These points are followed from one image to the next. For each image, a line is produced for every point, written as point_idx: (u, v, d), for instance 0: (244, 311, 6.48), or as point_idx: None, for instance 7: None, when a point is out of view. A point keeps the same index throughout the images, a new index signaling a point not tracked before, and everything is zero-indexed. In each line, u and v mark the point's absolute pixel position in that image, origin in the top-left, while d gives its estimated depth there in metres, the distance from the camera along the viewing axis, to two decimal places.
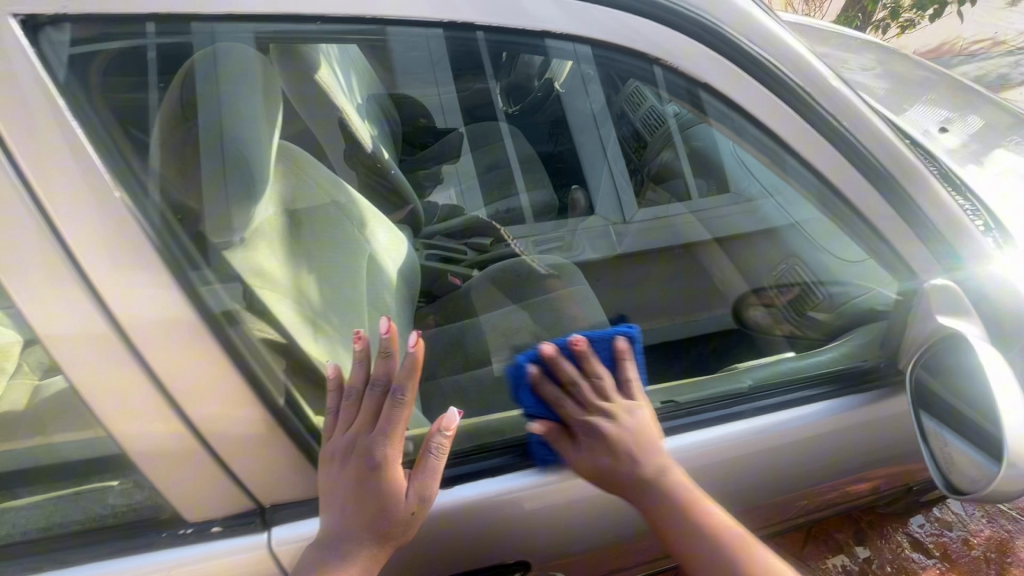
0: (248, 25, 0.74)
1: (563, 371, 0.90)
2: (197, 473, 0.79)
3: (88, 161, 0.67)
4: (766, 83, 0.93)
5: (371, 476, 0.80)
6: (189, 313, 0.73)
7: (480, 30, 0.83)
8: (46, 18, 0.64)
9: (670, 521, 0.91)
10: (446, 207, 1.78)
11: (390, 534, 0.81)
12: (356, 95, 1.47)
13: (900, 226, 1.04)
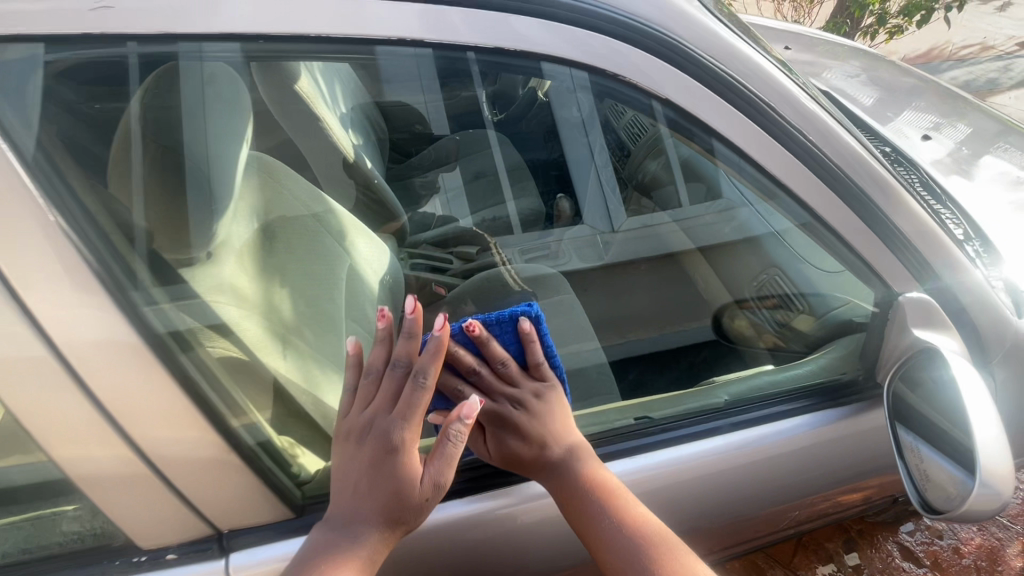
0: (191, 43, 0.72)
1: (462, 358, 0.90)
2: (149, 500, 0.77)
3: (22, 186, 0.65)
4: (729, 98, 0.92)
5: (388, 460, 0.83)
6: (132, 339, 0.71)
7: (472, 50, 0.82)
8: None
9: (586, 506, 0.95)
10: (439, 217, 1.73)
11: (404, 518, 0.85)
12: (340, 105, 1.52)
13: (874, 242, 1.00)
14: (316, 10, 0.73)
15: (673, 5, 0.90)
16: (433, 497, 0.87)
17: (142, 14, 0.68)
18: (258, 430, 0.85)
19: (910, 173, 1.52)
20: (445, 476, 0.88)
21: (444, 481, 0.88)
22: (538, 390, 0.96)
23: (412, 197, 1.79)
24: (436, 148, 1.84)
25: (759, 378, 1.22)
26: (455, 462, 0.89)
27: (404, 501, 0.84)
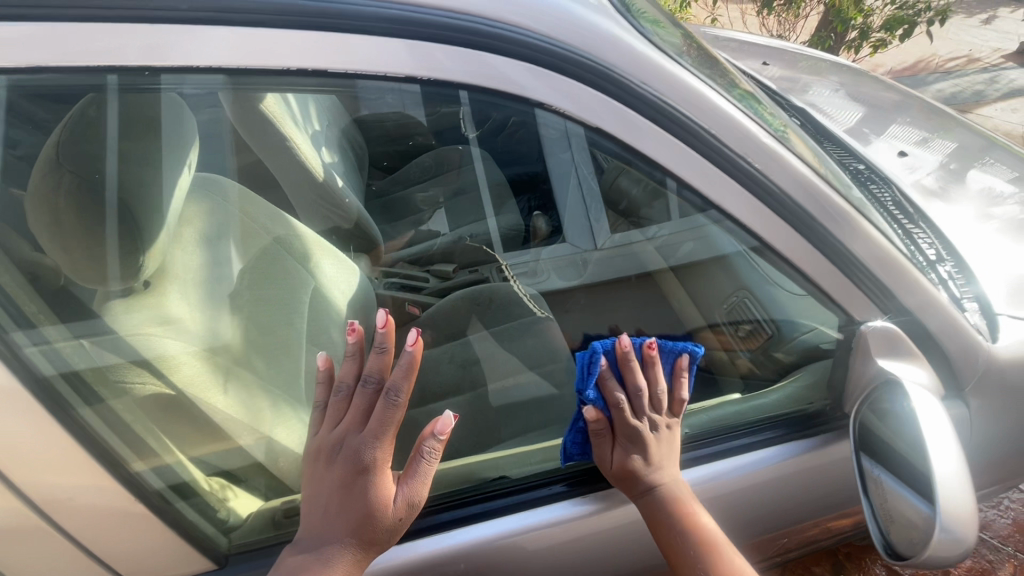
0: (101, 78, 0.68)
1: (631, 369, 0.95)
2: (55, 549, 0.75)
3: None
4: (668, 127, 0.87)
5: (366, 480, 0.80)
6: (20, 389, 0.66)
7: (464, 88, 0.79)
8: None
9: (669, 528, 0.97)
10: (420, 232, 1.62)
11: (375, 543, 0.81)
12: (312, 123, 1.31)
13: (828, 270, 0.97)
14: (222, 39, 0.68)
15: (612, 34, 0.85)
16: (408, 517, 0.84)
17: (19, 45, 0.63)
18: (173, 476, 0.81)
19: (883, 190, 1.49)
20: (422, 495, 0.85)
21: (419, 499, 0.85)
22: (671, 420, 1.01)
23: (409, 210, 1.66)
24: (437, 157, 1.62)
25: (724, 408, 1.17)
26: (427, 481, 0.85)
27: (376, 524, 0.81)
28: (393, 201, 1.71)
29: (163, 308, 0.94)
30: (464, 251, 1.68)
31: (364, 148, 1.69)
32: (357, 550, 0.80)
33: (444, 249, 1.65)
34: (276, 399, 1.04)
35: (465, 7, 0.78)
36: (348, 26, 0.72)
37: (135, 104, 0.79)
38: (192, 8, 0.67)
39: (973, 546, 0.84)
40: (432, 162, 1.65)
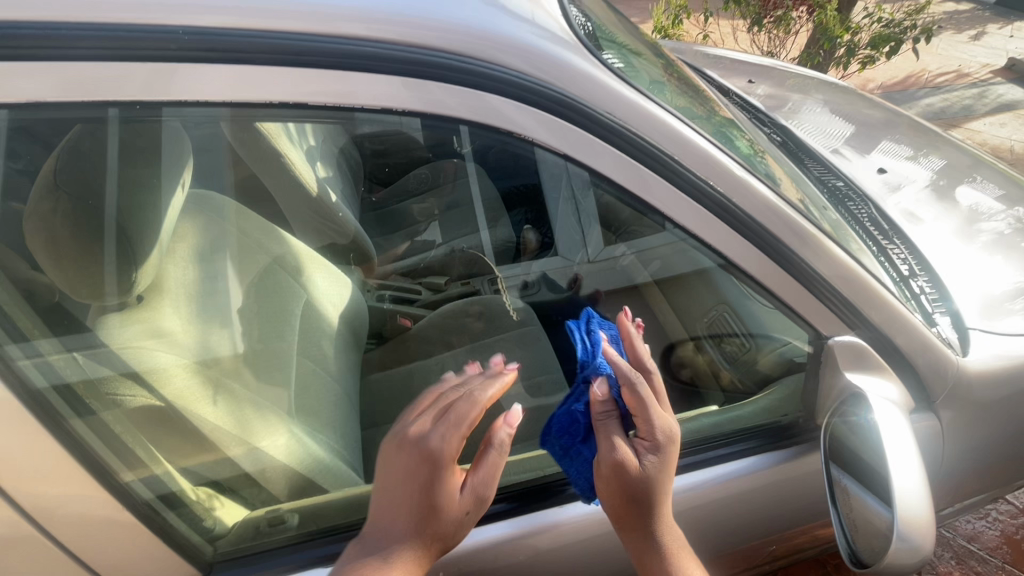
0: (99, 111, 0.72)
1: (638, 350, 0.93)
2: (45, 557, 0.77)
3: None
4: (638, 154, 0.92)
5: (439, 480, 0.80)
6: (14, 402, 0.69)
7: (465, 124, 0.85)
8: None
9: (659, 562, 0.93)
10: (416, 243, 1.73)
11: (444, 539, 0.84)
12: (305, 141, 1.30)
13: (796, 289, 1.01)
14: (213, 77, 0.72)
15: (581, 68, 0.90)
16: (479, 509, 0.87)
17: (20, 80, 0.67)
18: (161, 486, 0.84)
19: (862, 208, 1.53)
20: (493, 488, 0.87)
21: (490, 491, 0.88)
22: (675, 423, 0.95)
23: (405, 222, 1.70)
24: (432, 169, 1.53)
25: (698, 419, 1.20)
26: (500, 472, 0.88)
27: (446, 522, 0.82)
28: (388, 214, 1.70)
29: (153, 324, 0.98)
30: (457, 262, 1.73)
31: (359, 167, 1.61)
32: (430, 545, 0.82)
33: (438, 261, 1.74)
34: (265, 411, 1.08)
35: (445, 43, 0.82)
36: (333, 62, 0.77)
37: (133, 133, 0.83)
38: (186, 48, 0.71)
39: (929, 553, 0.89)
40: (427, 174, 1.58)
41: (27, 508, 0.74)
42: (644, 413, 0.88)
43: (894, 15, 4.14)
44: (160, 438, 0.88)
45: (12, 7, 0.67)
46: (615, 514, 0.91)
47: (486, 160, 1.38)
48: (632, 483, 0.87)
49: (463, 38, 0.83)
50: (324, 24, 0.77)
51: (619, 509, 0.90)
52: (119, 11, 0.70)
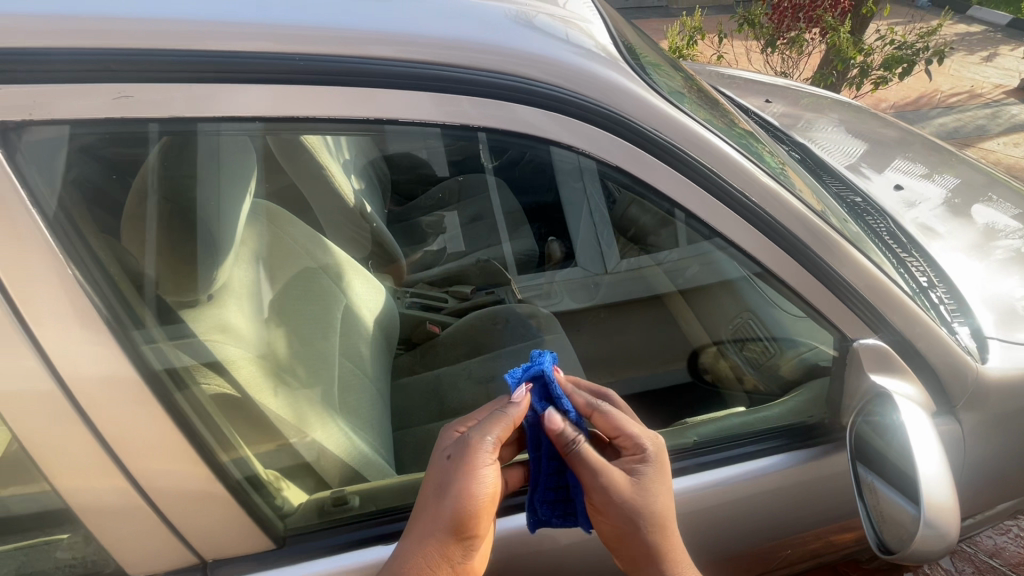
0: (206, 123, 0.77)
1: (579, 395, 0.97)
2: (140, 526, 0.83)
3: (43, 243, 0.70)
4: (676, 165, 0.99)
5: (443, 438, 0.93)
6: (134, 375, 0.77)
7: (482, 130, 0.91)
8: (15, 125, 0.68)
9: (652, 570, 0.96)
10: (434, 254, 1.93)
11: (437, 493, 0.86)
12: (344, 154, 1.40)
13: (824, 292, 1.07)
14: (288, 93, 0.79)
15: (626, 87, 0.98)
16: (467, 455, 0.86)
17: (146, 94, 0.73)
18: (246, 462, 0.92)
19: (880, 221, 1.59)
20: (488, 434, 0.87)
21: (485, 440, 0.87)
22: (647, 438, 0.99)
23: (420, 236, 1.92)
24: (442, 188, 1.73)
25: (727, 420, 1.28)
26: (501, 420, 0.89)
27: (438, 476, 0.88)
28: (413, 226, 1.92)
29: (222, 318, 1.05)
30: (476, 273, 1.92)
31: (388, 179, 1.73)
32: (428, 498, 0.87)
33: (455, 271, 1.92)
34: (318, 408, 1.15)
35: (506, 67, 0.91)
36: (412, 84, 0.85)
37: (223, 144, 0.92)
38: (289, 71, 0.79)
39: (954, 537, 0.95)
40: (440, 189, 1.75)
41: (128, 481, 0.80)
42: (625, 433, 0.95)
43: (906, 38, 4.21)
44: (242, 418, 0.96)
45: (135, 34, 0.74)
46: (609, 537, 0.94)
47: (509, 170, 1.51)
48: (627, 502, 0.91)
49: (518, 61, 0.92)
50: (371, 47, 0.84)
51: (614, 534, 0.93)
52: (220, 39, 0.77)
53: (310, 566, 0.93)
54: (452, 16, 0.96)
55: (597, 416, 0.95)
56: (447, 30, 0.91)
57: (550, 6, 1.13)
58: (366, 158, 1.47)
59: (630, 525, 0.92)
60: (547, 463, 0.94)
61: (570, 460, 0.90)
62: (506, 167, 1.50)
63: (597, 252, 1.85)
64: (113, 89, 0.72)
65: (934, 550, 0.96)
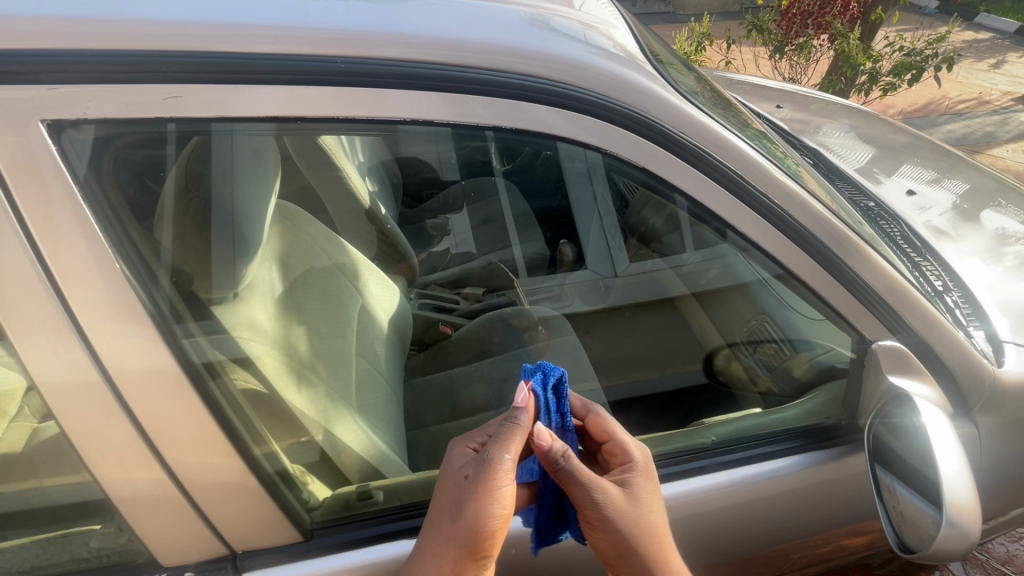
0: (217, 124, 0.78)
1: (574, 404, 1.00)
2: (174, 517, 0.85)
3: (93, 237, 0.73)
4: (701, 166, 1.01)
5: (456, 454, 0.91)
6: (174, 367, 0.79)
7: (491, 130, 0.91)
8: (70, 122, 0.70)
9: None
10: (444, 256, 1.80)
11: (454, 514, 0.84)
12: (359, 155, 1.40)
13: (845, 294, 1.08)
14: (317, 94, 0.80)
15: (655, 90, 1.00)
16: (483, 476, 0.84)
17: (190, 95, 0.75)
18: (276, 456, 0.93)
19: (894, 226, 1.60)
20: (504, 452, 0.86)
21: (503, 459, 0.85)
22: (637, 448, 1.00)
23: (424, 239, 1.84)
24: (448, 193, 1.74)
25: (744, 420, 1.30)
26: (514, 437, 0.86)
27: (452, 496, 0.86)
28: (420, 228, 1.85)
29: (251, 315, 1.07)
30: (485, 275, 1.81)
31: (401, 182, 1.73)
32: (442, 520, 0.85)
33: (465, 274, 1.80)
34: (338, 405, 1.17)
35: (537, 70, 0.92)
36: (444, 86, 0.86)
37: (258, 145, 0.94)
38: (323, 73, 0.81)
39: (976, 537, 0.96)
40: (447, 194, 1.74)
41: (166, 472, 0.82)
42: (614, 440, 0.96)
43: (915, 45, 4.21)
44: (271, 413, 0.98)
45: (179, 37, 0.76)
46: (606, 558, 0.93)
47: (522, 172, 1.54)
48: (616, 515, 0.90)
49: (543, 63, 0.93)
50: (384, 49, 0.84)
51: (612, 555, 0.92)
52: (253, 42, 0.79)
53: (336, 558, 0.95)
54: (476, 19, 0.97)
55: (591, 418, 0.98)
56: (478, 33, 0.93)
57: (569, 10, 1.15)
58: (380, 159, 1.47)
59: (628, 545, 0.91)
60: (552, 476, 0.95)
61: (562, 479, 0.88)
62: (518, 171, 1.53)
63: (606, 253, 1.90)
64: (162, 89, 0.74)
65: (955, 548, 0.96)
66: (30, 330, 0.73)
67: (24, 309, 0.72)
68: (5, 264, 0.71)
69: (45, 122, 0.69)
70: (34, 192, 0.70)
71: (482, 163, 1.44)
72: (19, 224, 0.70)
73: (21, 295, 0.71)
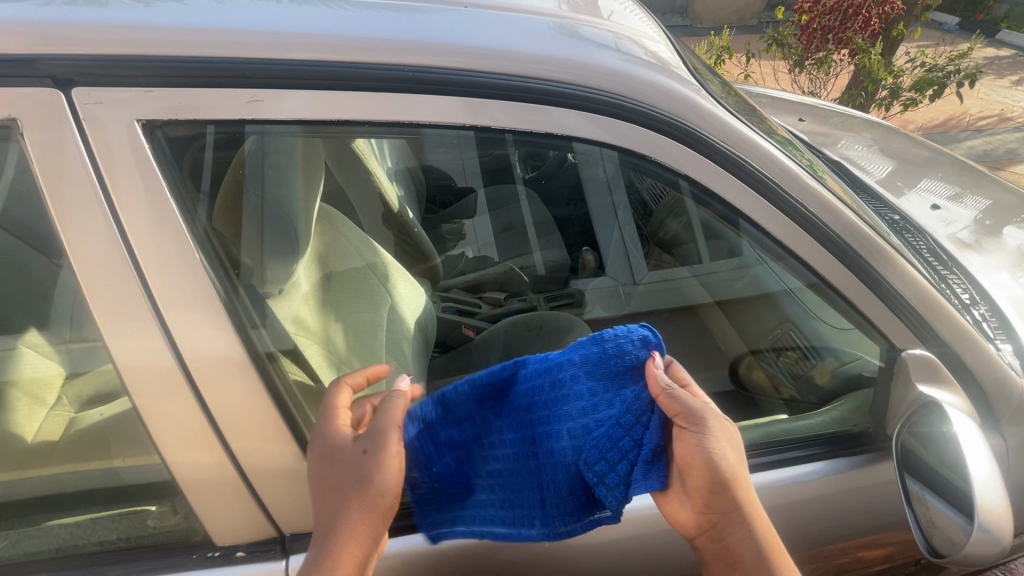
0: (249, 125, 0.82)
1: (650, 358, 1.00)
2: (230, 498, 0.92)
3: (177, 228, 0.81)
4: (737, 173, 1.04)
5: (334, 437, 0.91)
6: (240, 352, 0.86)
7: (510, 132, 0.94)
8: (163, 122, 0.78)
9: (737, 525, 0.95)
10: (465, 260, 1.65)
11: (353, 485, 0.87)
12: (387, 158, 1.43)
13: (873, 300, 1.11)
14: (374, 99, 0.85)
15: (694, 99, 1.03)
16: (380, 446, 0.89)
17: (264, 100, 0.81)
18: None
19: (920, 239, 1.61)
20: (392, 424, 0.90)
21: (393, 430, 0.90)
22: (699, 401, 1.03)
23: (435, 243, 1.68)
24: (467, 202, 1.65)
25: (772, 425, 1.31)
26: (402, 409, 0.93)
27: (346, 468, 0.88)
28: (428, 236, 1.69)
29: (300, 310, 1.11)
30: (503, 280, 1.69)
31: (424, 190, 1.64)
32: (343, 492, 0.88)
33: (485, 277, 1.68)
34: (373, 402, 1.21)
35: (580, 77, 0.96)
36: (493, 92, 0.91)
37: (314, 147, 1.00)
38: (381, 80, 0.86)
39: (1008, 542, 0.98)
40: (464, 202, 1.64)
41: (229, 457, 0.89)
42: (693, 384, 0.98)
43: (936, 61, 4.20)
44: (319, 401, 1.03)
45: (253, 45, 0.82)
46: (700, 485, 0.92)
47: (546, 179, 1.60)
48: (720, 441, 0.92)
49: (582, 72, 0.96)
50: (412, 57, 0.88)
51: (710, 479, 0.92)
52: (313, 50, 0.84)
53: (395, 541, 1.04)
54: (515, 29, 1.01)
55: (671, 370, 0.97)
56: (523, 43, 0.96)
57: (602, 20, 1.19)
58: (408, 165, 1.47)
59: (724, 466, 0.92)
60: (604, 437, 0.87)
61: (667, 396, 0.89)
62: (543, 177, 1.59)
63: (626, 262, 1.73)
64: (247, 93, 0.81)
65: (990, 553, 0.98)
66: (116, 314, 0.80)
67: (114, 301, 0.80)
68: (99, 257, 0.78)
69: (140, 121, 0.77)
70: (128, 191, 0.78)
71: (502, 170, 1.48)
72: (112, 216, 0.78)
73: (111, 282, 0.79)
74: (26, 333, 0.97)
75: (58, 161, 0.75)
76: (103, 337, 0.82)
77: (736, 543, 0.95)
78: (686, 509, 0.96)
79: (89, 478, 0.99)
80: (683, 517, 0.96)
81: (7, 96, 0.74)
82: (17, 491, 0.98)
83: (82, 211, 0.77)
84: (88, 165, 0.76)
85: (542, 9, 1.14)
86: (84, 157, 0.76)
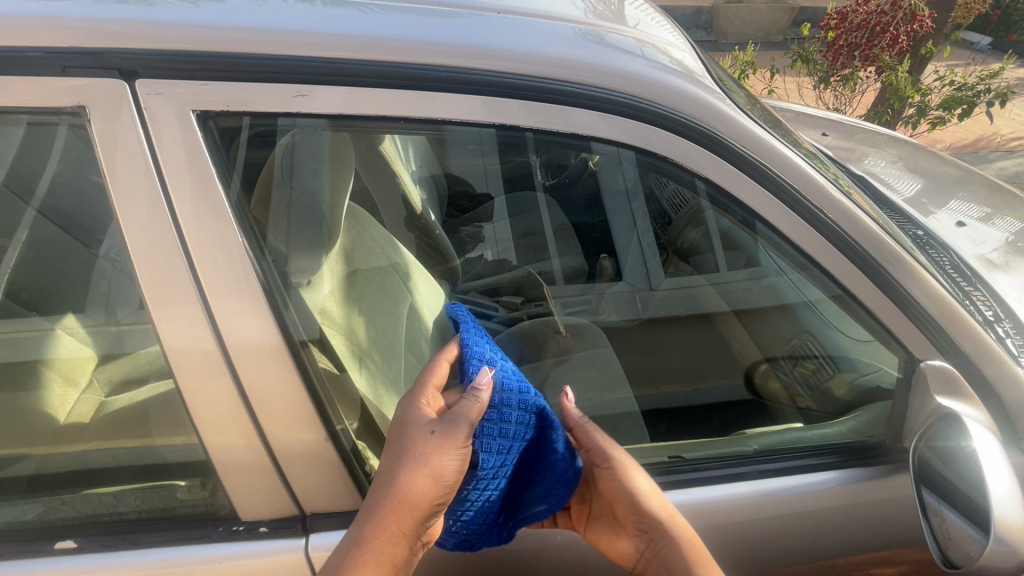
0: (285, 118, 0.87)
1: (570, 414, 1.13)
2: (256, 476, 0.96)
3: (221, 214, 0.86)
4: (756, 178, 1.05)
5: (413, 412, 0.94)
6: (271, 334, 0.90)
7: (531, 131, 0.97)
8: (214, 113, 0.84)
9: (664, 543, 1.05)
10: (485, 266, 1.66)
11: (413, 465, 0.88)
12: (413, 163, 1.48)
13: (892, 309, 1.11)
14: (408, 97, 0.90)
15: (716, 104, 1.06)
16: (444, 433, 0.89)
17: (306, 96, 0.86)
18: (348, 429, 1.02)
19: (943, 254, 1.60)
20: (466, 420, 0.89)
21: (466, 424, 0.90)
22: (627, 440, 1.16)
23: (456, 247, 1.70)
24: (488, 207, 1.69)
25: (786, 434, 1.33)
26: (476, 406, 0.90)
27: (411, 447, 0.90)
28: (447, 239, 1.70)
29: (326, 299, 1.14)
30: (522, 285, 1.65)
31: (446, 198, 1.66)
32: (399, 469, 0.89)
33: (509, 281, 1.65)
34: (392, 391, 1.23)
35: (605, 81, 0.99)
36: (522, 94, 0.95)
37: (347, 141, 1.05)
38: (414, 80, 0.90)
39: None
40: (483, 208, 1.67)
41: (258, 438, 0.94)
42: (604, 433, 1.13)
43: (967, 80, 4.13)
44: (343, 388, 1.06)
45: (295, 44, 0.87)
46: (621, 514, 1.07)
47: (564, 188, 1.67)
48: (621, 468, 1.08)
49: (606, 75, 0.99)
50: (444, 58, 0.92)
51: (626, 508, 1.06)
52: (351, 49, 0.89)
53: None
54: (543, 35, 1.05)
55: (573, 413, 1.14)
56: (551, 47, 1.00)
57: (626, 28, 1.21)
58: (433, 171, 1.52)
59: (635, 494, 1.07)
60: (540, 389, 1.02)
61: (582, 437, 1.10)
62: (561, 186, 1.66)
63: (643, 269, 1.76)
64: (292, 89, 0.86)
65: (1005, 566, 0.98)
66: (163, 293, 0.85)
67: (162, 281, 0.85)
68: (150, 240, 0.84)
69: (195, 112, 0.83)
70: (180, 178, 0.83)
71: (525, 176, 1.53)
72: (164, 201, 0.83)
73: (160, 263, 0.84)
74: (64, 317, 1.02)
75: (118, 149, 0.81)
76: (148, 315, 0.87)
77: (664, 558, 1.05)
78: (620, 539, 1.09)
79: (124, 453, 1.04)
80: (621, 548, 1.09)
81: (73, 88, 0.80)
82: (55, 462, 1.03)
83: (139, 196, 0.83)
84: (147, 153, 0.82)
85: (570, 17, 1.18)
86: (143, 146, 0.82)
